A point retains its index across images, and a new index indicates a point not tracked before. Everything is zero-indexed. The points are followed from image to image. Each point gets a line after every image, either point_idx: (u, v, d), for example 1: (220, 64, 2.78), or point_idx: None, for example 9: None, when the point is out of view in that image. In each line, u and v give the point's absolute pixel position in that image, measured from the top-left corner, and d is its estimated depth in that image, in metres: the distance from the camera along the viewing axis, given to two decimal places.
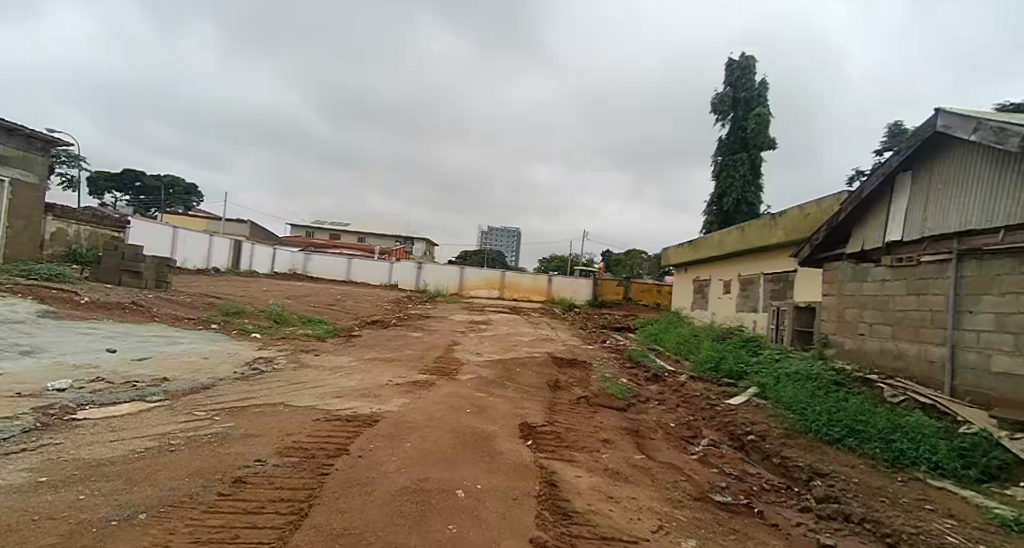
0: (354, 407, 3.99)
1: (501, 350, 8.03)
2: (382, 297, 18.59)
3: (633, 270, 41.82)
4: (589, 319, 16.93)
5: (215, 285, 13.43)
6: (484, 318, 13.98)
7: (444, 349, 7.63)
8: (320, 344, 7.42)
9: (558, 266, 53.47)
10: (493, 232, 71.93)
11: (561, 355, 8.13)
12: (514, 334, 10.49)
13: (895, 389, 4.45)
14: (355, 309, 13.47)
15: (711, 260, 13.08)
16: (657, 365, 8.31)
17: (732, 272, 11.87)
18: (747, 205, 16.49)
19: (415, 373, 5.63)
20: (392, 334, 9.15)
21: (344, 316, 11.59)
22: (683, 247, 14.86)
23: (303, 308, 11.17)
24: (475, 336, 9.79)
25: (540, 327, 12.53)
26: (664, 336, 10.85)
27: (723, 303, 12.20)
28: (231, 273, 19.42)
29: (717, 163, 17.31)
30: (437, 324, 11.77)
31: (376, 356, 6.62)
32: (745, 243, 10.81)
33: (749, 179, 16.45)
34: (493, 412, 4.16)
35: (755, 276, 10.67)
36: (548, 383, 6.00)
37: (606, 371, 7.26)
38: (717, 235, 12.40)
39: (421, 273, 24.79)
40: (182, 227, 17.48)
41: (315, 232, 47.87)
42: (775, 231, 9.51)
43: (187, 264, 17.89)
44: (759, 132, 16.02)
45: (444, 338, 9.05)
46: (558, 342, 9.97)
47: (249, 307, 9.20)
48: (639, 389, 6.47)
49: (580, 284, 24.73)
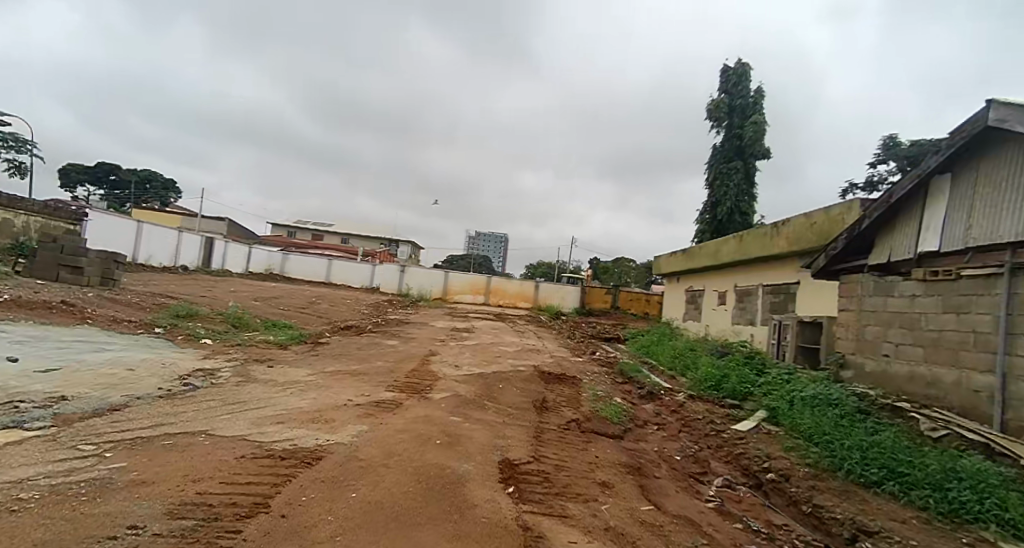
0: (295, 437, 3.23)
1: (483, 363, 7.31)
2: (361, 301, 17.71)
3: (621, 278, 41.47)
4: (577, 329, 16.31)
5: (178, 285, 12.45)
6: (467, 325, 13.24)
7: (419, 360, 6.88)
8: (278, 353, 6.61)
9: (545, 273, 52.92)
10: (480, 238, 71.30)
11: (548, 369, 7.43)
12: (498, 344, 9.78)
13: (934, 421, 3.84)
14: (329, 313, 12.61)
15: (705, 270, 12.58)
16: (651, 382, 7.66)
17: (728, 282, 11.37)
18: (740, 214, 16.10)
19: (382, 390, 4.87)
20: (363, 342, 8.36)
21: (316, 321, 10.75)
22: (675, 256, 14.36)
23: (270, 311, 10.30)
24: (456, 345, 9.03)
25: (525, 337, 11.85)
26: (657, 349, 10.25)
27: (718, 315, 11.69)
28: (200, 271, 18.35)
29: (710, 170, 16.91)
30: (416, 332, 10.99)
31: (340, 368, 5.83)
32: (743, 253, 10.31)
33: (743, 188, 16.09)
34: (468, 444, 3.44)
35: (754, 287, 10.18)
36: (534, 403, 5.29)
37: (598, 389, 6.59)
38: (712, 244, 11.91)
39: (404, 276, 23.95)
40: (148, 222, 16.45)
41: (297, 232, 46.62)
42: (777, 240, 9.03)
43: (152, 261, 16.75)
44: (755, 140, 15.67)
45: (421, 348, 8.30)
46: (545, 354, 9.27)
47: (205, 309, 8.34)
48: (635, 411, 5.81)
49: (567, 291, 24.12)
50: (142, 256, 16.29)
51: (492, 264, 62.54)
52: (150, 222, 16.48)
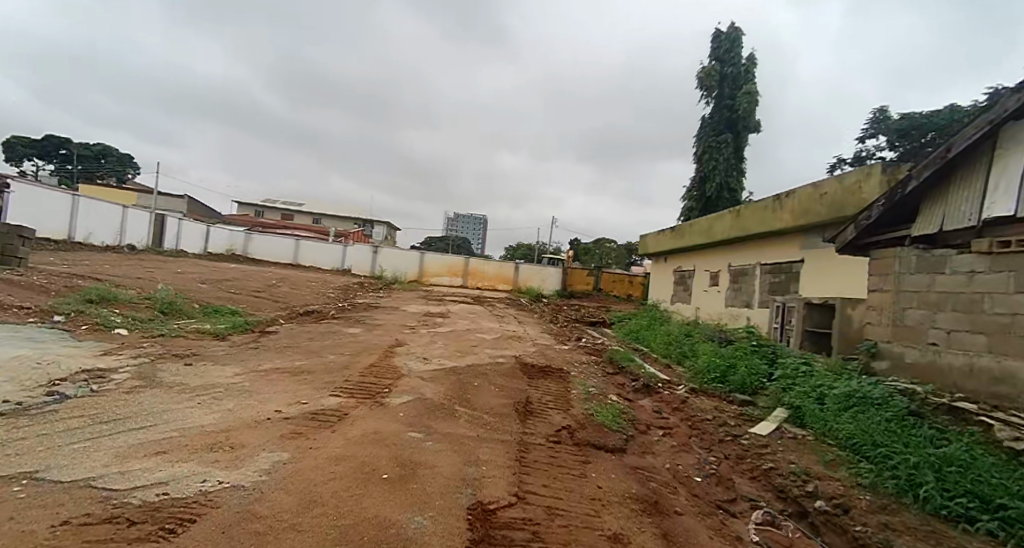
0: (172, 477, 2.18)
1: (457, 355, 6.34)
2: (329, 284, 16.46)
3: (602, 260, 40.92)
4: (560, 312, 15.54)
5: (113, 265, 10.96)
6: (442, 310, 12.23)
7: (382, 353, 5.86)
8: (210, 346, 5.48)
9: (525, 255, 52.15)
10: (459, 219, 69.78)
11: (532, 361, 6.55)
12: (475, 331, 8.84)
13: (1015, 430, 3.11)
14: (289, 297, 11.39)
15: (695, 249, 11.85)
16: (646, 373, 6.87)
17: (721, 262, 10.67)
18: (729, 191, 15.40)
19: (325, 395, 3.85)
20: (320, 331, 7.27)
21: (270, 305, 9.55)
22: (662, 235, 13.59)
23: (216, 295, 9.04)
24: (428, 333, 8.04)
25: (505, 322, 10.94)
26: (648, 334, 9.50)
27: (709, 297, 11.03)
28: (149, 251, 16.67)
29: (698, 144, 16.09)
30: (385, 317, 9.92)
31: (281, 363, 4.77)
32: (739, 230, 9.57)
33: (732, 163, 15.38)
34: (429, 479, 2.50)
35: (751, 267, 9.48)
36: (515, 407, 4.38)
37: (590, 384, 5.74)
38: (703, 221, 11.15)
39: (377, 257, 22.69)
40: (84, 194, 14.63)
41: (265, 211, 44.30)
42: (778, 214, 8.29)
43: (92, 240, 15.02)
44: (747, 112, 14.93)
45: (387, 337, 7.29)
46: (528, 341, 8.39)
47: (130, 293, 7.05)
48: (634, 411, 4.98)
49: (548, 273, 23.29)
50: (79, 234, 14.55)
51: (471, 245, 61.24)
52: (87, 194, 14.68)
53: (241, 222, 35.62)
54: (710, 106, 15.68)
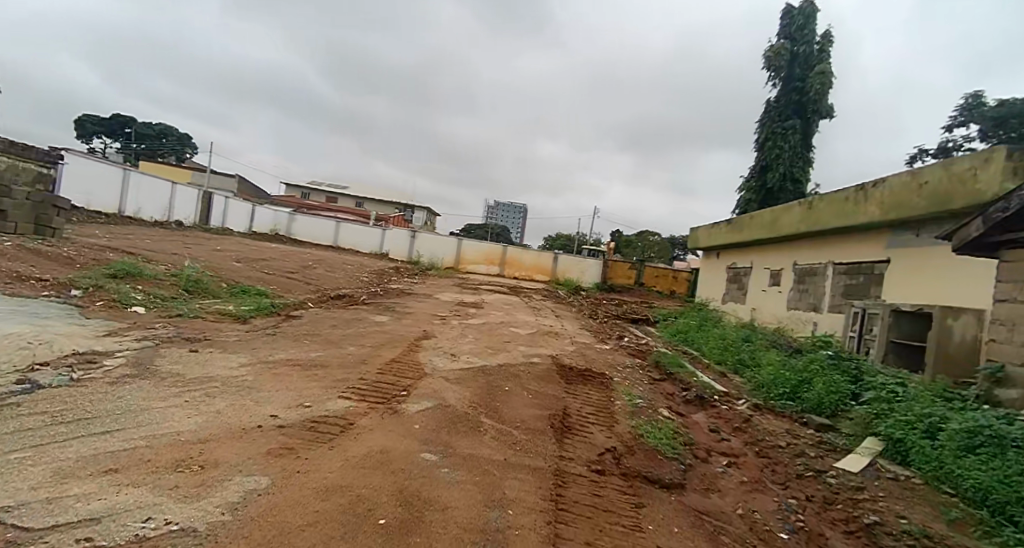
0: (105, 513, 1.70)
1: (487, 352, 5.75)
2: (365, 267, 16.33)
3: (644, 253, 39.43)
4: (599, 307, 14.71)
5: (156, 241, 11.12)
6: (476, 299, 11.71)
7: (406, 346, 5.37)
8: (225, 329, 5.14)
9: (564, 246, 51.12)
10: (498, 207, 69.43)
11: (569, 363, 5.89)
12: (508, 324, 8.24)
13: None
14: (322, 279, 11.21)
15: (755, 245, 10.72)
16: (700, 383, 6.05)
17: (785, 260, 9.53)
18: (792, 182, 14.01)
19: (332, 397, 3.34)
20: (346, 317, 6.89)
21: (301, 288, 9.33)
22: (716, 228, 12.45)
23: (248, 274, 8.89)
24: (458, 325, 7.51)
25: (541, 315, 10.31)
26: (699, 336, 8.59)
27: (769, 298, 9.93)
28: (195, 228, 17.11)
29: (761, 130, 14.70)
30: (416, 305, 9.50)
31: (293, 354, 4.34)
32: (811, 224, 8.43)
33: (798, 152, 13.99)
34: (435, 529, 1.91)
35: (822, 266, 8.36)
36: (550, 420, 3.74)
37: (636, 393, 5.02)
38: (766, 213, 10.00)
39: (415, 242, 22.55)
40: (135, 170, 15.06)
41: (310, 194, 45.46)
42: (862, 207, 7.16)
43: (142, 215, 15.54)
44: (820, 95, 13.46)
45: (415, 327, 6.81)
46: (565, 339, 7.71)
47: (158, 269, 6.90)
48: (690, 430, 4.23)
49: (587, 265, 22.38)
50: (130, 208, 15.07)
51: (510, 234, 60.70)
52: (138, 170, 15.11)
53: (287, 204, 36.60)
54: (777, 88, 14.23)
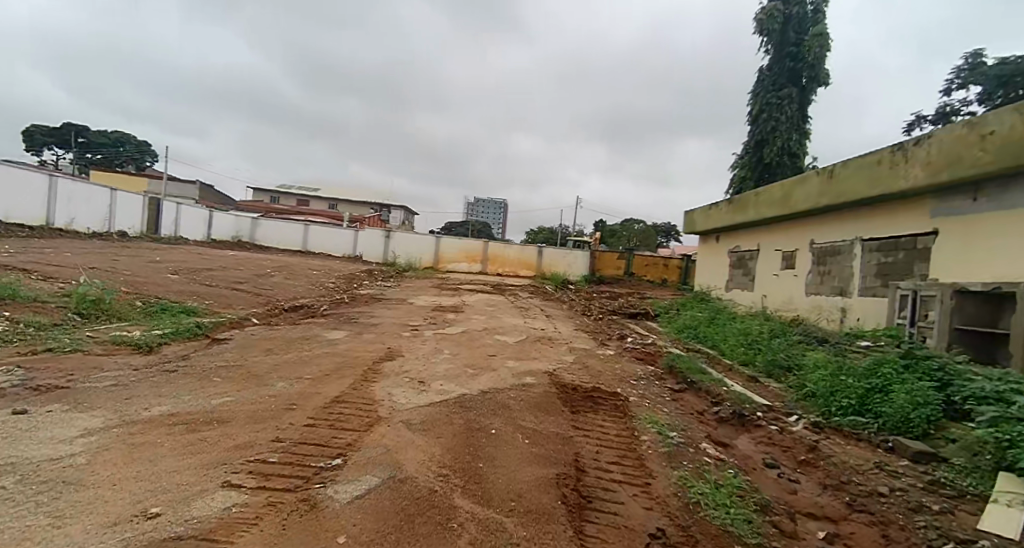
0: None
1: (467, 375, 4.48)
2: (334, 272, 14.90)
3: (630, 242, 38.65)
4: (592, 301, 13.61)
5: (78, 253, 9.50)
6: (456, 302, 10.41)
7: (360, 376, 4.06)
8: (109, 366, 3.77)
9: (547, 238, 49.99)
10: (478, 203, 67.92)
11: (572, 380, 4.70)
12: (493, 331, 6.98)
13: None
14: (278, 288, 9.76)
15: (762, 226, 9.66)
16: (734, 396, 4.90)
17: (800, 238, 8.50)
18: (790, 156, 13.09)
19: (211, 487, 2.03)
20: (291, 335, 5.53)
21: (247, 300, 7.89)
22: (715, 208, 11.36)
23: (179, 288, 7.42)
24: (433, 337, 6.22)
25: (530, 316, 9.13)
26: (713, 331, 7.50)
27: (782, 283, 8.90)
28: (140, 239, 15.40)
29: (754, 102, 13.72)
30: (386, 313, 8.17)
31: (186, 404, 3.00)
32: (833, 196, 7.39)
33: (795, 123, 13.08)
34: None
35: (849, 245, 7.30)
36: (563, 487, 2.53)
37: (664, 421, 3.85)
38: (774, 189, 8.93)
39: (390, 242, 21.09)
40: (63, 175, 13.28)
41: (281, 197, 43.42)
42: (900, 170, 6.16)
43: (77, 226, 13.82)
44: (818, 59, 12.57)
45: (379, 344, 5.50)
46: (561, 344, 6.51)
47: (46, 288, 5.43)
48: (752, 479, 3.06)
49: (575, 257, 21.26)
50: (59, 219, 13.32)
51: (492, 229, 59.36)
52: (66, 175, 13.33)
53: (253, 208, 34.59)
54: (770, 55, 13.25)
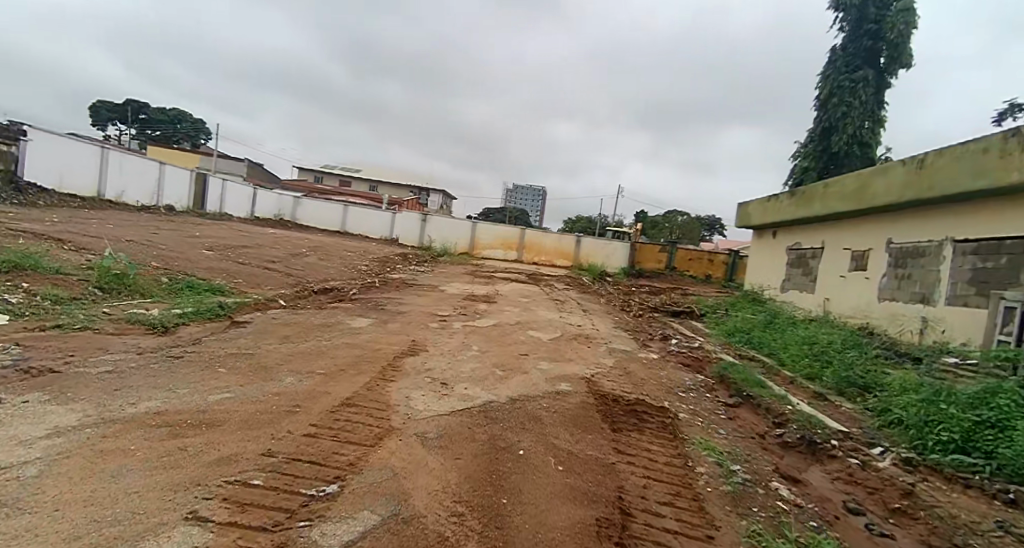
0: None
1: (495, 378, 4.04)
2: (368, 254, 14.83)
3: (673, 235, 37.08)
4: (631, 296, 12.89)
5: (123, 226, 9.74)
6: (489, 291, 10.00)
7: (377, 374, 3.70)
8: (116, 348, 3.58)
9: (585, 228, 48.82)
10: (517, 190, 67.24)
11: (612, 389, 4.16)
12: (526, 326, 6.50)
13: None
14: (310, 269, 9.67)
15: (831, 221, 8.51)
16: (799, 415, 4.15)
17: (874, 237, 7.35)
18: (860, 146, 11.77)
19: (171, 519, 1.66)
20: (314, 321, 5.27)
21: (277, 280, 7.77)
22: (775, 200, 10.29)
23: (211, 265, 7.37)
24: (461, 330, 5.82)
25: (566, 310, 8.59)
26: (769, 337, 6.71)
27: (849, 287, 7.89)
28: (186, 213, 15.90)
29: (822, 85, 12.36)
30: (415, 301, 7.86)
31: (179, 400, 2.71)
32: (919, 188, 6.20)
33: (869, 110, 11.72)
34: None
35: (937, 245, 6.15)
36: (604, 536, 2.02)
37: (722, 446, 3.26)
38: (848, 178, 7.73)
39: (426, 226, 20.92)
40: (114, 148, 13.81)
41: (324, 178, 44.41)
42: (1010, 160, 4.98)
43: (127, 198, 14.37)
44: (902, 37, 11.11)
45: (402, 335, 5.15)
46: (600, 345, 5.95)
47: (76, 260, 5.41)
48: (840, 536, 2.44)
49: (614, 248, 20.39)
50: (111, 191, 13.89)
51: (529, 216, 58.67)
52: (117, 148, 13.85)
53: (296, 188, 35.46)
54: (845, 32, 11.86)
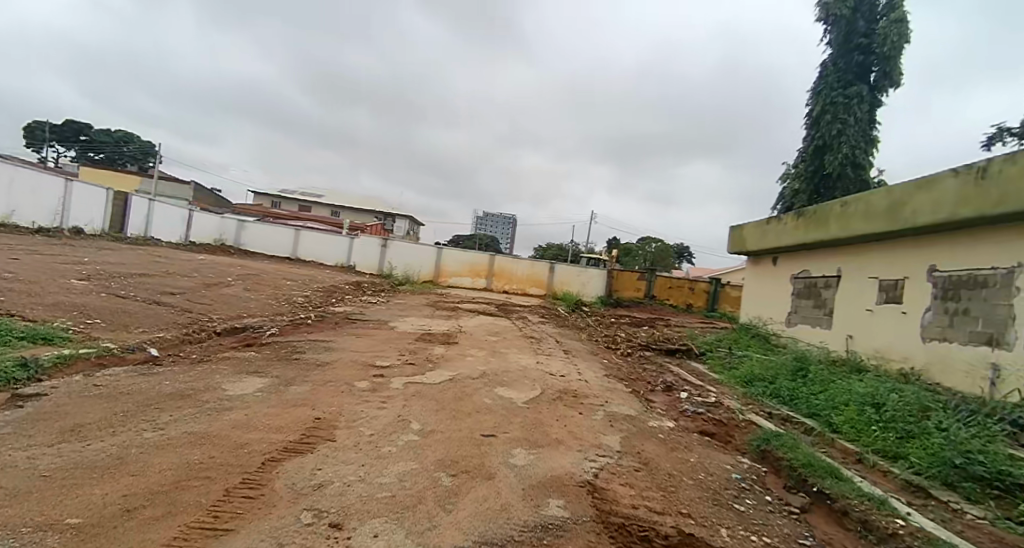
0: None
1: (436, 501, 2.29)
2: (313, 282, 12.87)
3: (646, 262, 36.59)
4: (614, 330, 11.41)
5: None
6: (450, 327, 8.26)
7: (199, 517, 1.90)
8: None
9: (557, 255, 47.93)
10: (488, 217, 66.33)
11: (634, 509, 2.48)
12: (493, 382, 4.80)
13: None
14: (224, 301, 7.71)
15: (852, 245, 7.31)
16: (928, 540, 2.56)
17: (913, 263, 6.13)
18: (855, 166, 11.01)
19: None
20: (164, 388, 3.42)
21: (161, 318, 5.82)
22: (779, 222, 9.14)
23: (62, 302, 5.41)
24: (400, 393, 4.06)
25: (544, 352, 6.95)
26: (804, 388, 5.26)
27: (879, 323, 6.61)
28: (93, 238, 13.74)
29: (813, 102, 11.65)
30: (349, 343, 6.03)
31: None
32: (980, 203, 5.00)
33: (864, 128, 11.02)
34: None
35: (1007, 274, 4.90)
36: None
37: None
38: (878, 195, 6.55)
39: (386, 252, 19.08)
40: (5, 160, 11.77)
41: (282, 202, 42.03)
42: None
43: (17, 220, 12.28)
44: (894, 52, 10.54)
45: (302, 408, 3.35)
46: (595, 409, 4.29)
47: None
48: None
49: (590, 276, 19.08)
50: None
51: (498, 243, 57.52)
52: (7, 160, 11.80)
53: (250, 212, 33.11)
54: (833, 47, 11.22)
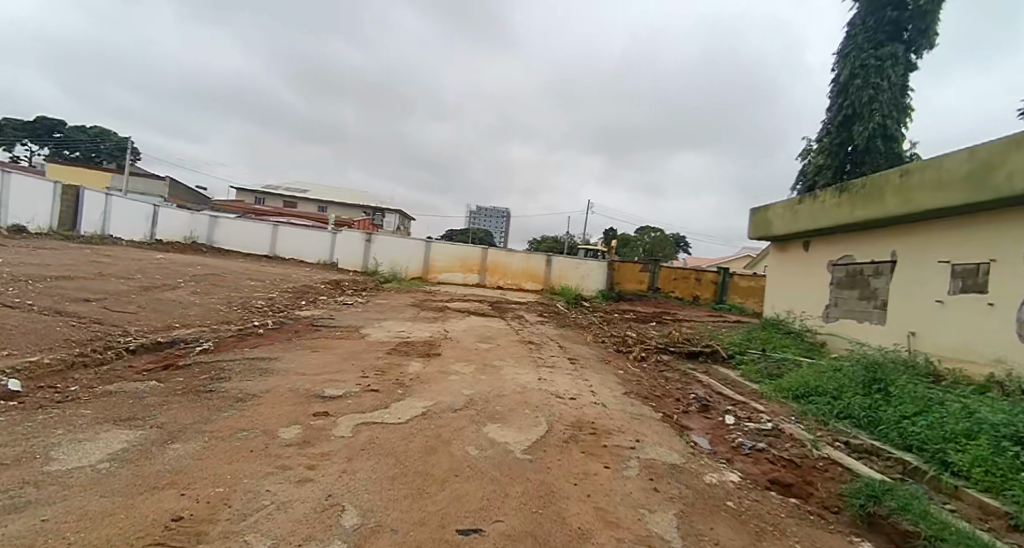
0: None
1: None
2: (283, 282, 11.52)
3: (645, 252, 35.53)
4: (622, 328, 10.15)
5: None
6: (433, 333, 6.96)
7: None
8: None
9: (551, 247, 46.82)
10: (481, 211, 64.96)
11: None
12: (482, 417, 3.51)
13: None
14: (155, 307, 6.34)
15: (913, 222, 6.07)
16: None
17: (1004, 241, 4.89)
18: (888, 137, 9.78)
19: None
20: None
21: (47, 335, 4.46)
22: (814, 199, 7.90)
23: None
24: (344, 447, 2.76)
25: (546, 363, 5.68)
26: (889, 409, 4.03)
27: (954, 318, 5.37)
28: (35, 236, 12.35)
29: (839, 67, 10.37)
30: (299, 361, 4.70)
31: None
32: None
33: (898, 94, 9.77)
34: None
35: None
36: None
37: None
38: (956, 158, 5.30)
39: (370, 247, 17.67)
40: None
41: (267, 198, 40.43)
42: None
43: None
44: (933, 5, 9.27)
45: (162, 494, 2.03)
46: (626, 459, 3.00)
47: None
48: None
49: (589, 269, 17.81)
50: None
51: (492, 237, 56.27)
52: None
53: (230, 208, 31.57)
54: (863, 3, 9.93)
